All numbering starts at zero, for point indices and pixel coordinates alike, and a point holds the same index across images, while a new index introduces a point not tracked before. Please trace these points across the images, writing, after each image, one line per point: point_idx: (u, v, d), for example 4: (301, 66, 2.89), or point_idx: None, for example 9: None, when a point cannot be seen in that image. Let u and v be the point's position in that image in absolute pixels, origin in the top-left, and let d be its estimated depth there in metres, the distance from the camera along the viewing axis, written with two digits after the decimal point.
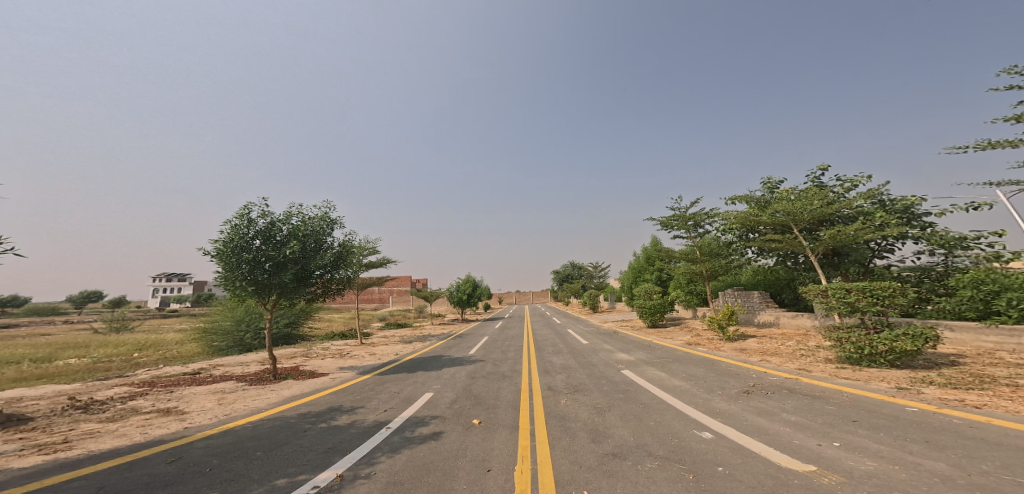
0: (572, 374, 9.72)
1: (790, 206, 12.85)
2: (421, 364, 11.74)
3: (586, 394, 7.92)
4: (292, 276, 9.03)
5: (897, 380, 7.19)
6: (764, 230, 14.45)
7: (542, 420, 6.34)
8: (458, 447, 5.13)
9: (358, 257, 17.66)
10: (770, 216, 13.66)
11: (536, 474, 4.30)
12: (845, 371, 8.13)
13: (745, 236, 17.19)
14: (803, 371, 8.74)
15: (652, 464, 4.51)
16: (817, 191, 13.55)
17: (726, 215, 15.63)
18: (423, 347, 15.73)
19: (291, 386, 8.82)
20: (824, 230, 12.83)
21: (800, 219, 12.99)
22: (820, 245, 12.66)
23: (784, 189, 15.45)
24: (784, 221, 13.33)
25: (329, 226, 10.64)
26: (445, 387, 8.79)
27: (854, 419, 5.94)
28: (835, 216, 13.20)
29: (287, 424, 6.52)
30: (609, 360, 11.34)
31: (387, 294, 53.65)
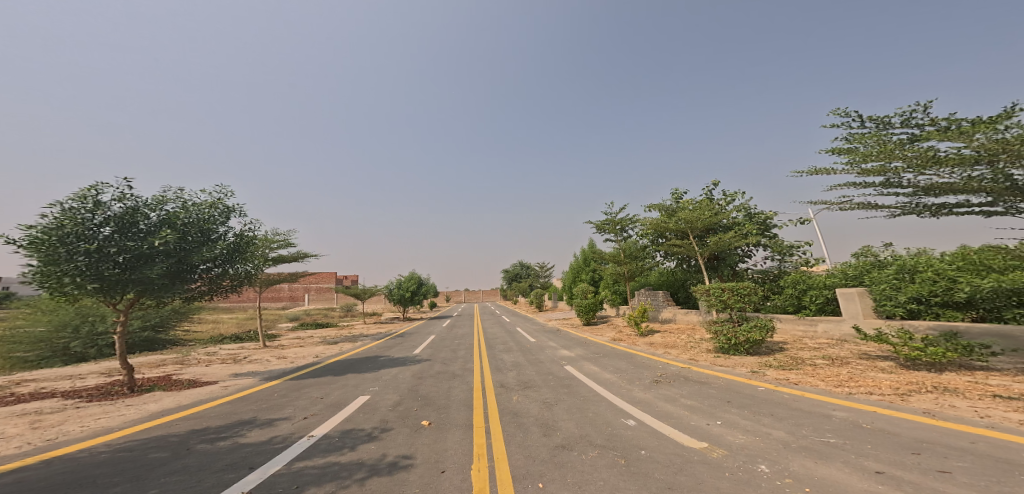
0: (522, 371, 9.82)
1: (690, 214, 14.42)
2: (352, 365, 10.93)
3: (528, 390, 8.06)
4: (161, 270, 7.61)
5: (745, 367, 8.55)
6: (670, 236, 16.03)
7: (497, 417, 6.29)
8: (405, 446, 4.90)
9: (263, 251, 15.66)
10: (675, 223, 15.19)
11: (494, 471, 4.20)
12: (723, 360, 9.39)
13: (656, 240, 18.96)
14: (690, 362, 9.82)
15: (595, 453, 4.75)
16: (708, 203, 15.53)
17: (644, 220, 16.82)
18: (350, 348, 14.62)
19: (162, 399, 7.52)
20: (710, 237, 14.82)
21: (695, 227, 14.74)
22: (706, 250, 14.61)
23: (686, 200, 17.51)
24: (686, 229, 14.97)
25: (221, 215, 9.28)
26: (380, 385, 8.30)
27: (735, 400, 6.89)
28: (718, 226, 15.34)
29: (176, 441, 5.55)
30: (555, 357, 11.80)
31: (303, 291, 48.67)
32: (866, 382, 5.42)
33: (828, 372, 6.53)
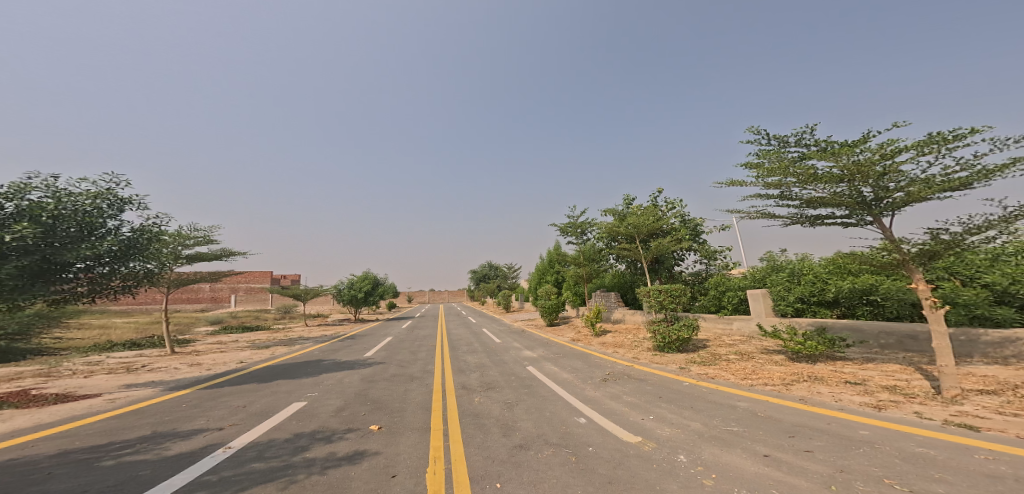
0: (485, 371, 9.39)
1: (638, 220, 15.17)
2: (287, 369, 10.07)
3: (490, 390, 7.67)
4: (13, 271, 6.28)
5: (676, 364, 9.09)
6: (621, 240, 16.63)
7: (457, 416, 5.74)
8: (344, 442, 4.48)
9: (173, 247, 13.77)
10: (624, 228, 15.85)
11: (451, 473, 3.77)
12: (659, 357, 9.90)
13: (610, 244, 19.66)
14: (634, 362, 10.03)
15: (550, 451, 4.57)
16: (652, 209, 16.42)
17: (601, 225, 16.86)
18: (284, 352, 13.44)
19: (26, 417, 6.40)
20: (653, 241, 15.66)
21: (641, 232, 15.47)
22: (649, 254, 15.44)
23: (636, 205, 18.38)
24: (635, 234, 15.70)
25: (106, 207, 8.00)
26: (320, 386, 7.64)
27: (677, 396, 7.15)
28: (661, 230, 16.27)
29: (49, 455, 4.65)
30: (518, 357, 11.62)
31: (228, 292, 44.61)
32: (761, 374, 6.00)
33: (737, 366, 7.17)
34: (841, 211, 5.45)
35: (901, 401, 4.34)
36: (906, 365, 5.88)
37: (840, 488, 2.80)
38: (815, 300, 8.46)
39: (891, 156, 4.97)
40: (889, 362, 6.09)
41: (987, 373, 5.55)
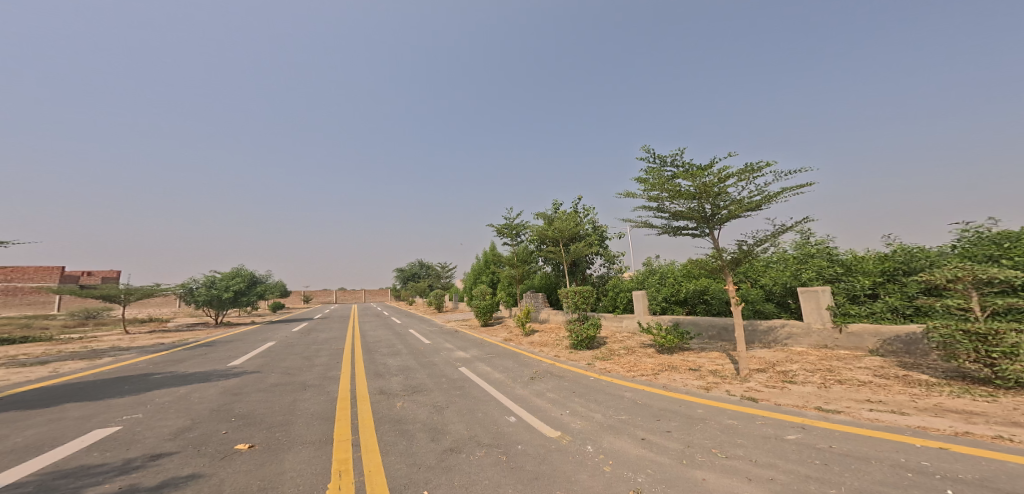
0: (412, 375, 8.60)
1: (562, 224, 15.90)
2: (109, 380, 8.06)
3: (427, 394, 6.89)
4: None
5: (580, 360, 9.73)
6: (547, 243, 17.18)
7: (371, 424, 5.12)
8: (174, 466, 3.71)
9: None
10: (549, 232, 16.43)
11: (365, 486, 3.37)
12: (573, 354, 10.35)
13: (539, 248, 20.30)
14: (558, 358, 10.04)
15: (482, 452, 4.10)
16: (573, 215, 17.39)
17: (532, 227, 17.14)
18: (97, 360, 10.58)
19: None
20: (572, 246, 16.64)
21: (563, 236, 16.21)
22: (565, 257, 16.40)
23: (562, 210, 19.27)
24: (558, 239, 16.37)
25: None
26: (149, 403, 6.21)
27: (578, 382, 7.56)
28: (581, 234, 17.37)
29: None
30: (451, 359, 10.93)
31: None
32: (636, 366, 6.80)
33: (626, 360, 7.95)
34: (686, 223, 6.40)
35: (724, 381, 5.38)
36: (720, 352, 7.23)
37: (690, 463, 3.25)
38: (671, 299, 10.01)
39: (721, 183, 5.97)
40: (705, 350, 7.47)
41: (760, 356, 7.05)
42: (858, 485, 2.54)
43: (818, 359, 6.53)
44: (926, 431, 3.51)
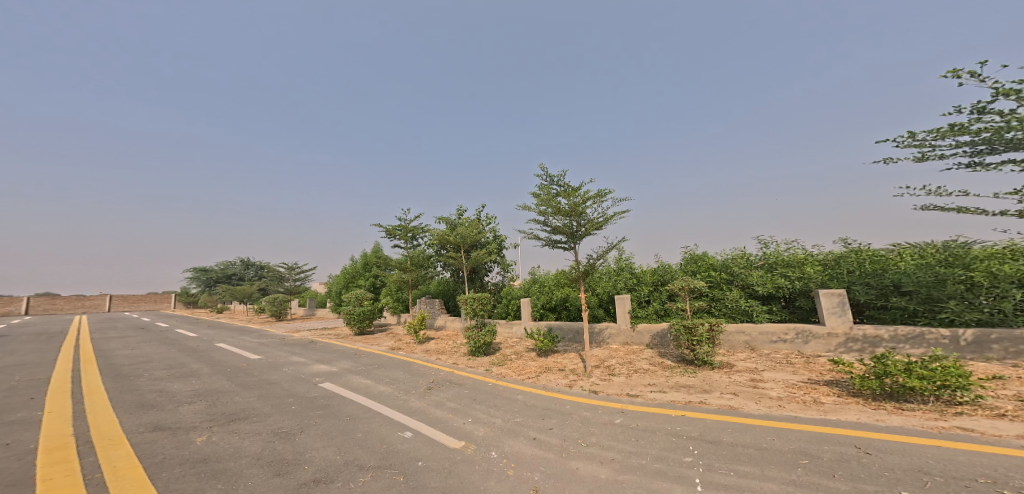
0: (226, 398, 5.66)
1: (466, 231, 15.74)
2: None
3: (268, 419, 4.72)
4: None
5: (468, 363, 9.68)
6: (450, 249, 16.71)
7: (145, 474, 3.14)
8: None
9: None
10: (452, 237, 16.02)
11: None
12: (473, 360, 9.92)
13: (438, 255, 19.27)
14: (457, 363, 9.65)
15: (369, 476, 3.21)
16: (476, 222, 17.44)
17: (432, 230, 16.37)
18: None
19: None
20: (473, 252, 16.61)
21: (465, 242, 15.95)
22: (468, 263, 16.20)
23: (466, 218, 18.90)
24: (460, 245, 16.07)
25: None
26: None
27: (463, 381, 7.53)
28: (481, 242, 17.62)
29: None
30: (298, 372, 8.17)
31: None
32: (523, 369, 7.25)
33: (517, 363, 8.00)
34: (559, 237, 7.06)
35: (580, 377, 6.26)
36: (575, 353, 8.18)
37: (568, 455, 3.54)
38: (548, 306, 10.94)
39: (585, 203, 6.81)
40: (564, 353, 8.38)
41: (594, 353, 7.86)
42: (655, 453, 3.34)
43: (623, 353, 7.64)
44: (688, 404, 4.55)
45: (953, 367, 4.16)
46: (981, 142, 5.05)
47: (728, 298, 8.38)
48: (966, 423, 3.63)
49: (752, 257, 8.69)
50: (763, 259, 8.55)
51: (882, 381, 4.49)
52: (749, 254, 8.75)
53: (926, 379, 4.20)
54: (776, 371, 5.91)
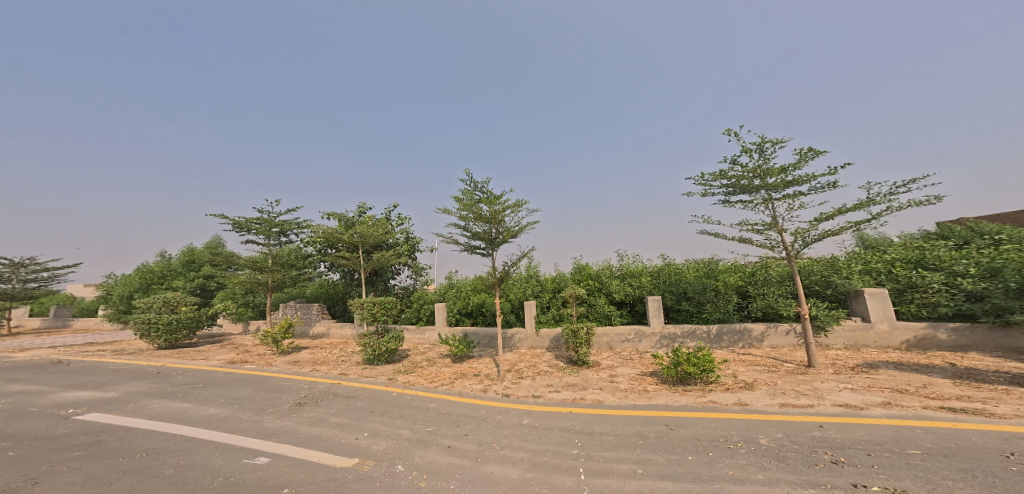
0: None
1: (363, 227, 12.24)
2: None
3: None
4: None
5: (354, 372, 7.87)
6: (340, 248, 13.18)
7: None
8: None
9: None
10: (348, 235, 12.61)
11: None
12: (369, 370, 8.01)
13: (323, 251, 13.81)
14: (342, 374, 7.69)
15: None
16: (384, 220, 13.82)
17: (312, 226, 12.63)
18: None
19: None
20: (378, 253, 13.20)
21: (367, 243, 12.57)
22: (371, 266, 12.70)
23: (371, 214, 13.58)
24: (358, 244, 12.74)
25: None
26: None
27: (352, 394, 6.25)
28: (388, 243, 13.86)
29: None
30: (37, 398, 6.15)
31: None
32: (436, 377, 7.07)
33: (429, 371, 7.57)
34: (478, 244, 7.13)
35: (494, 381, 6.40)
36: (489, 357, 8.44)
37: (482, 460, 3.50)
38: (464, 311, 10.99)
39: (505, 212, 7.04)
40: (480, 357, 8.54)
41: (505, 358, 8.13)
42: (553, 448, 3.57)
43: (530, 356, 8.06)
44: (576, 400, 5.00)
45: (711, 356, 5.34)
46: (735, 187, 6.32)
47: (598, 304, 9.09)
48: (719, 397, 4.81)
49: (613, 270, 9.73)
50: (621, 271, 9.61)
51: (676, 370, 5.45)
52: (611, 267, 9.84)
53: (699, 366, 5.31)
54: (623, 366, 6.77)
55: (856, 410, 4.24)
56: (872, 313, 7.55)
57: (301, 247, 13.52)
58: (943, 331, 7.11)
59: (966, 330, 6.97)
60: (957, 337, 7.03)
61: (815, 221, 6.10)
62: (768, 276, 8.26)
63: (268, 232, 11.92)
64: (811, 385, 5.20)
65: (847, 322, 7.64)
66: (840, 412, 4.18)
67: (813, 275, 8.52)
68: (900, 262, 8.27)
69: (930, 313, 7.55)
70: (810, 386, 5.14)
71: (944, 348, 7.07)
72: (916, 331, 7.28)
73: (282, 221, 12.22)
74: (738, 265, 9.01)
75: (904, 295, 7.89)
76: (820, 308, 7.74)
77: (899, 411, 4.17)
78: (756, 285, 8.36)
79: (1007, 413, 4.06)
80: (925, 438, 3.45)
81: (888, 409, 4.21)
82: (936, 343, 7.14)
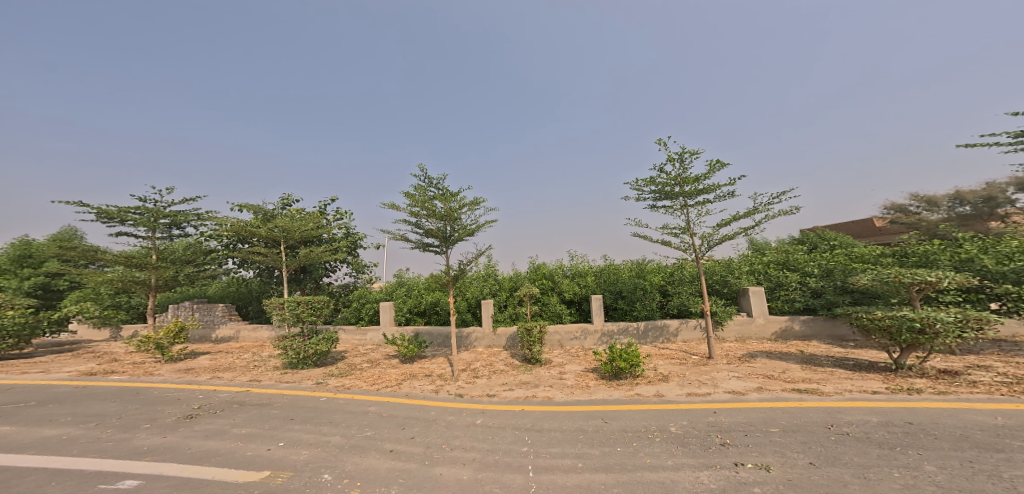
0: None
1: (286, 221, 10.79)
2: None
3: None
4: None
5: (268, 378, 7.20)
6: (256, 243, 11.61)
7: None
8: None
9: None
10: (266, 228, 11.07)
11: None
12: (289, 376, 7.33)
13: (234, 245, 12.25)
14: (252, 381, 7.00)
15: None
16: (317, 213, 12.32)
17: (216, 218, 11.12)
18: None
19: None
20: (305, 249, 11.81)
21: (291, 238, 11.22)
22: (294, 263, 11.33)
23: (295, 208, 12.14)
24: (280, 239, 11.29)
25: None
26: None
27: (264, 401, 5.71)
28: (318, 238, 12.57)
29: None
30: None
31: None
32: (379, 379, 6.83)
33: (370, 374, 7.23)
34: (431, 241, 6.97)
35: (447, 381, 6.31)
36: (443, 357, 8.36)
37: (430, 463, 3.42)
38: (415, 310, 10.71)
39: (461, 209, 6.94)
40: (433, 357, 8.45)
41: (460, 358, 8.02)
42: (507, 447, 3.57)
43: (487, 356, 8.02)
44: (529, 398, 5.06)
45: (638, 351, 5.62)
46: (661, 194, 6.77)
47: (551, 303, 9.28)
48: (642, 390, 5.12)
49: (566, 269, 10.04)
50: (572, 271, 9.95)
51: (611, 365, 5.69)
52: (564, 266, 10.14)
53: (629, 361, 5.59)
54: (571, 363, 7.01)
55: (736, 395, 4.74)
56: (754, 308, 8.41)
57: (204, 240, 12.04)
58: (798, 323, 8.21)
59: (811, 321, 8.16)
60: (806, 327, 8.20)
61: (717, 227, 6.77)
62: (681, 275, 9.06)
63: (152, 224, 10.63)
64: (709, 375, 5.70)
65: (734, 317, 8.41)
66: (726, 398, 4.64)
67: (713, 276, 9.17)
68: (772, 263, 9.36)
69: (790, 307, 8.72)
70: (708, 376, 5.64)
71: (798, 337, 8.17)
72: (780, 323, 8.27)
73: (174, 213, 10.96)
74: (661, 265, 9.66)
75: (773, 293, 8.94)
76: (720, 304, 8.46)
77: (768, 394, 4.71)
78: (673, 284, 9.06)
79: (832, 390, 4.76)
80: (782, 417, 3.94)
81: (761, 393, 4.74)
82: (794, 333, 8.20)
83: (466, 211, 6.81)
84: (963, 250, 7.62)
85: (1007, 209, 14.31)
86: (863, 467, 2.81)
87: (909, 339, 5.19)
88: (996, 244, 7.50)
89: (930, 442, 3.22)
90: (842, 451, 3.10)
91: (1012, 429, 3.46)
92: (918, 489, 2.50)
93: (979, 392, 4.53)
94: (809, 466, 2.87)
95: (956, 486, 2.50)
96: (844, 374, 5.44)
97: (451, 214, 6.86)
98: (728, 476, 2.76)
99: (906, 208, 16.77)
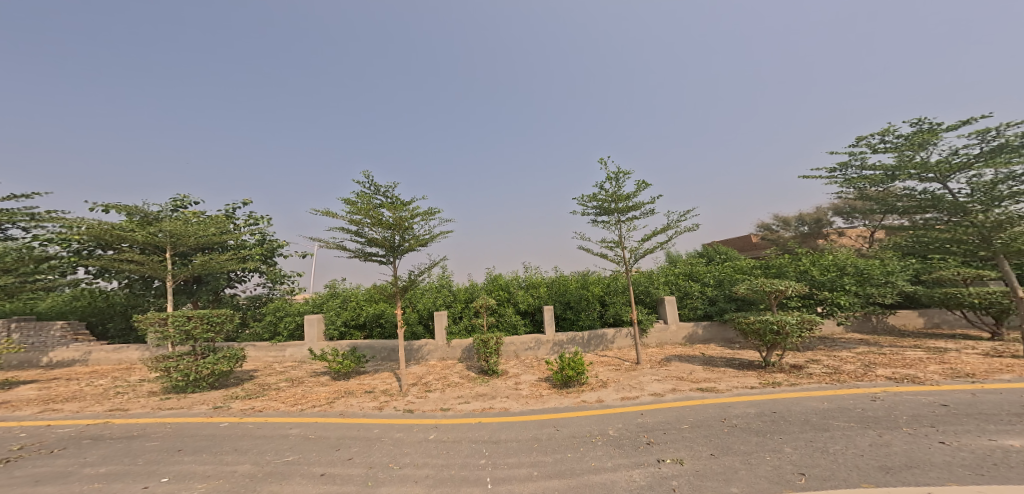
0: None
1: (176, 226, 9.65)
2: None
3: None
4: None
5: (139, 405, 6.31)
6: (126, 248, 10.19)
7: None
8: None
9: None
10: (145, 233, 9.78)
11: None
12: (170, 402, 6.49)
13: (87, 252, 10.49)
14: (113, 410, 6.09)
15: None
16: (222, 216, 11.16)
17: (70, 221, 9.64)
18: None
19: None
20: (198, 256, 10.61)
21: (183, 243, 10.07)
22: (184, 272, 10.11)
23: (189, 210, 10.87)
24: (165, 245, 9.98)
25: None
26: None
27: (135, 434, 5.00)
28: (218, 246, 11.35)
29: None
30: None
31: None
32: (304, 398, 6.37)
33: (288, 393, 6.70)
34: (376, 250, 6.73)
35: (394, 397, 6.08)
36: (388, 371, 8.04)
37: (374, 483, 3.30)
38: (352, 323, 10.15)
39: (412, 219, 6.81)
40: (376, 371, 8.10)
41: (411, 371, 7.79)
42: (460, 461, 3.56)
43: (439, 369, 7.88)
44: (486, 410, 5.09)
45: (583, 359, 5.90)
46: (601, 209, 7.24)
47: (507, 314, 9.41)
48: (587, 397, 5.41)
49: (521, 280, 10.25)
50: (527, 282, 10.19)
51: (560, 374, 5.90)
52: (519, 278, 10.36)
53: (576, 369, 5.86)
54: (526, 373, 7.17)
55: (656, 397, 5.19)
56: (668, 314, 9.26)
57: (37, 246, 10.16)
58: (699, 327, 9.25)
59: (709, 325, 9.25)
60: (705, 331, 9.27)
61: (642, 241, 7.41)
62: (615, 285, 9.62)
63: None
64: (635, 379, 6.16)
65: (654, 325, 9.13)
66: (649, 400, 5.07)
67: (639, 287, 9.87)
68: (681, 274, 10.32)
69: (694, 310, 9.73)
70: (636, 380, 6.10)
71: (698, 341, 9.18)
72: (688, 328, 9.23)
73: None
74: (601, 277, 10.24)
75: (681, 301, 9.87)
76: (643, 313, 9.17)
77: (680, 394, 5.22)
78: (610, 295, 9.61)
79: (724, 388, 5.41)
80: (690, 414, 4.41)
81: (675, 394, 5.25)
82: (695, 337, 9.22)
83: (416, 223, 6.67)
84: (802, 264, 9.32)
85: (829, 230, 18.31)
86: (747, 454, 3.25)
87: (771, 339, 6.07)
88: (820, 259, 9.45)
89: (786, 427, 3.81)
90: (733, 441, 3.55)
91: (831, 411, 4.24)
92: (782, 468, 2.95)
93: (813, 382, 5.46)
94: (710, 457, 3.26)
95: (805, 463, 3.00)
96: (732, 373, 6.23)
97: (399, 225, 6.70)
98: (652, 472, 3.03)
99: (769, 226, 20.30)
